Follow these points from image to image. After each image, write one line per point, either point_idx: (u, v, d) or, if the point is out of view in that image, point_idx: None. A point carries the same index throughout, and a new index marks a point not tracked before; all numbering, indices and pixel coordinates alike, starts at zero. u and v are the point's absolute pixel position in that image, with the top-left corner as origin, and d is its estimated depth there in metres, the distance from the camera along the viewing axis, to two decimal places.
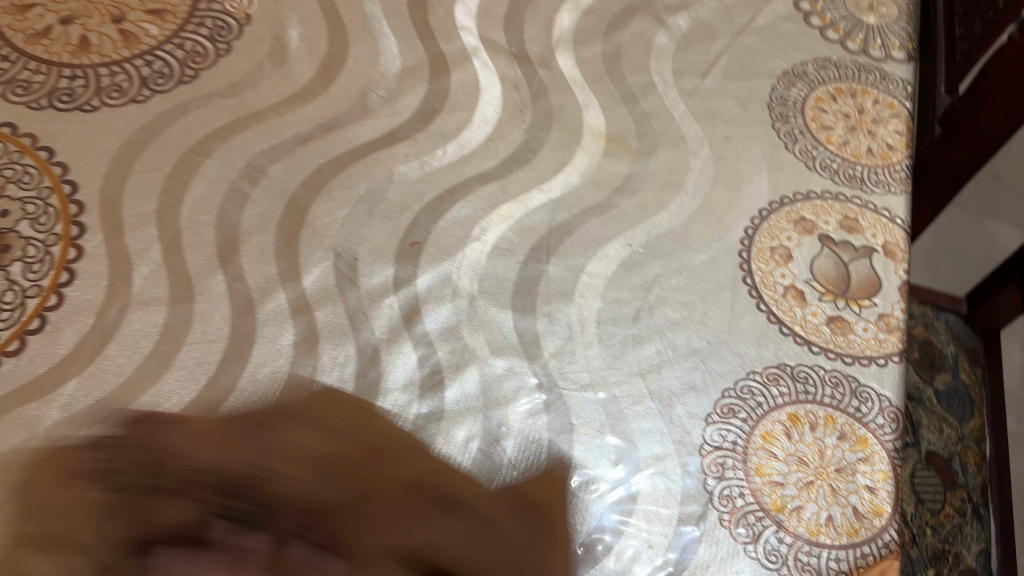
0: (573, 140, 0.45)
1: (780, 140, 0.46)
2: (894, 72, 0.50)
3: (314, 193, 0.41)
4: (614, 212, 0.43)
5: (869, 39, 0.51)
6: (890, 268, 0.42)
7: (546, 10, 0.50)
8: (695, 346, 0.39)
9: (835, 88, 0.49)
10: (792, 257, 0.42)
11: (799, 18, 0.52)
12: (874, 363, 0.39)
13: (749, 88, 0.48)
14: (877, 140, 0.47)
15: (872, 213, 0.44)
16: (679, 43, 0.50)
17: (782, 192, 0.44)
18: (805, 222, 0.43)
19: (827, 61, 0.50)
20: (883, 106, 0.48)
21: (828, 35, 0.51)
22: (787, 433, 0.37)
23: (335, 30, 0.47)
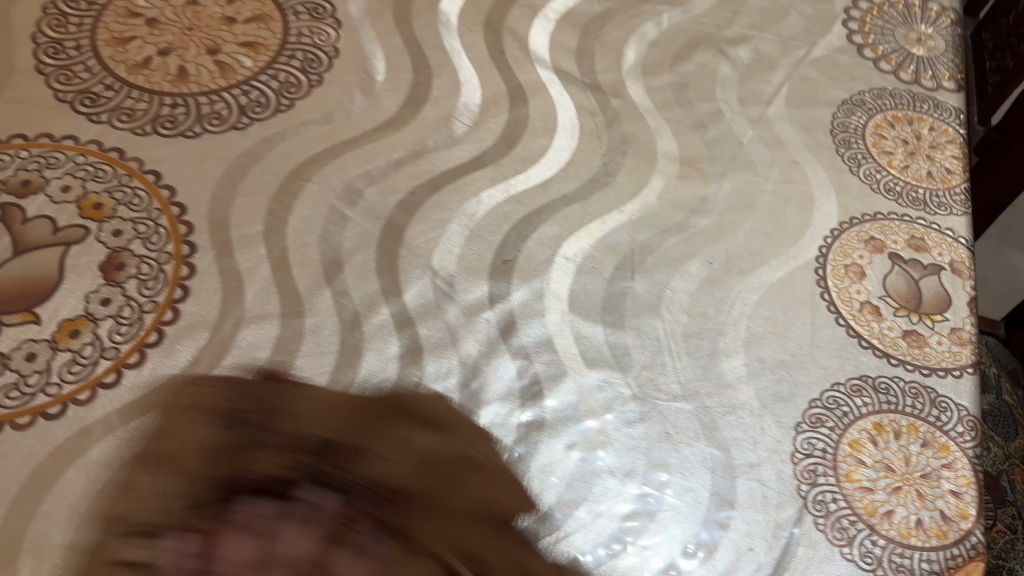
0: (649, 165, 0.47)
1: (845, 164, 0.49)
2: (946, 101, 0.53)
3: (410, 215, 0.43)
4: (692, 231, 0.45)
5: (920, 70, 0.54)
6: (958, 285, 0.44)
7: (614, 42, 0.52)
8: (780, 358, 0.41)
9: (893, 115, 0.51)
10: (865, 274, 0.44)
11: (853, 51, 0.54)
12: (950, 375, 0.41)
13: (811, 115, 0.51)
14: (936, 164, 0.49)
15: (937, 233, 0.46)
16: (742, 74, 0.52)
17: (851, 212, 0.46)
18: (875, 241, 0.45)
19: (883, 90, 0.53)
20: (938, 133, 0.51)
21: (881, 66, 0.54)
22: (874, 441, 0.39)
23: (418, 61, 0.49)
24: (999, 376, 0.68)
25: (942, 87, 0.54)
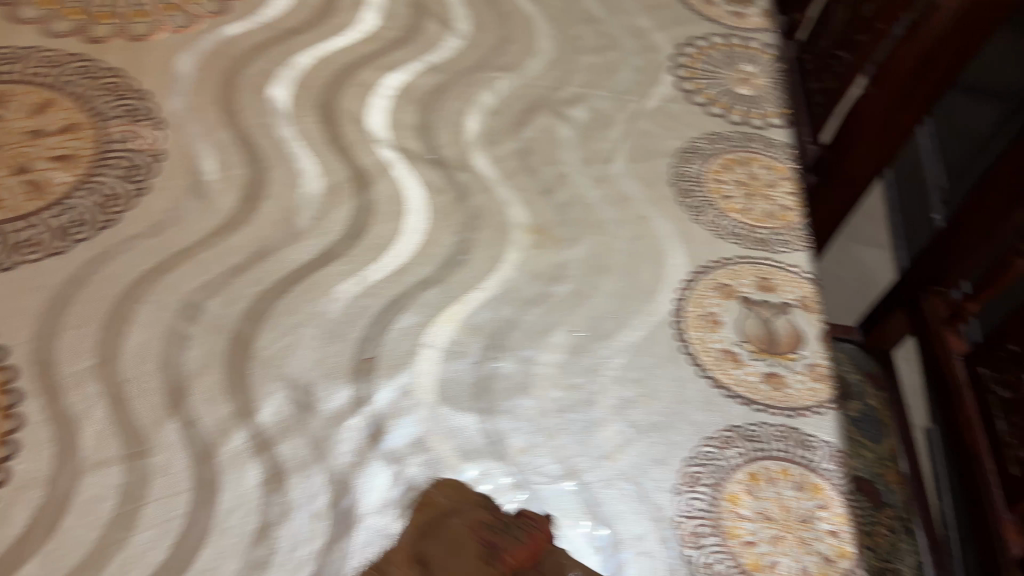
0: (502, 238, 0.47)
1: (688, 215, 0.50)
2: (776, 138, 0.55)
3: (257, 323, 0.41)
4: (551, 301, 0.45)
5: (748, 110, 0.57)
6: (809, 321, 0.46)
7: (453, 114, 0.52)
8: (653, 421, 0.41)
9: (728, 159, 0.53)
10: (720, 322, 0.45)
11: (682, 98, 0.57)
12: (812, 413, 0.42)
13: (651, 169, 0.52)
14: (774, 203, 0.52)
15: (783, 271, 0.48)
16: (581, 134, 0.53)
17: (700, 261, 0.48)
18: (725, 287, 0.47)
19: (717, 135, 0.55)
20: (773, 171, 0.53)
21: (711, 110, 0.56)
22: (749, 492, 0.40)
23: (252, 156, 0.47)
24: (862, 379, 0.72)
25: (772, 123, 0.56)
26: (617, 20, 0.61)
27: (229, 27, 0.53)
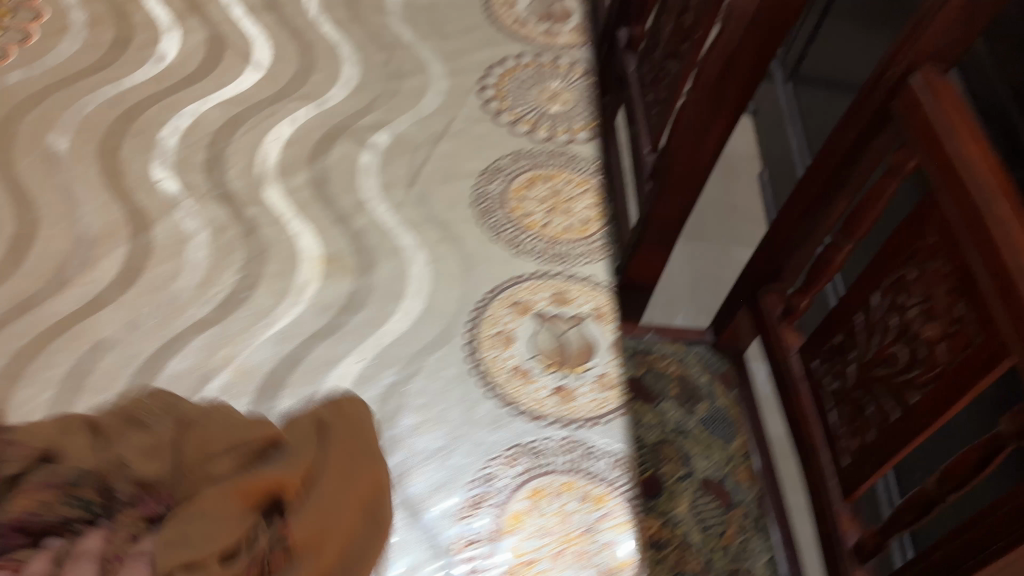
0: (290, 270, 0.46)
1: (488, 233, 0.50)
2: (581, 153, 0.56)
3: (13, 380, 0.39)
4: (341, 331, 0.43)
5: (554, 126, 0.57)
6: (601, 330, 0.46)
7: (245, 147, 0.51)
8: (436, 445, 0.40)
9: (530, 176, 0.54)
10: (512, 339, 0.45)
11: (489, 118, 0.57)
12: (599, 423, 0.43)
13: (454, 189, 0.52)
14: (574, 216, 0.52)
15: (578, 284, 0.48)
16: (383, 158, 0.52)
17: (496, 280, 0.48)
18: (520, 303, 0.47)
19: (521, 152, 0.55)
20: (576, 185, 0.54)
21: (518, 129, 0.56)
22: (533, 509, 0.39)
23: (23, 206, 0.46)
24: (710, 380, 0.73)
25: (577, 139, 0.57)
26: (426, 45, 0.61)
27: (11, 74, 0.53)
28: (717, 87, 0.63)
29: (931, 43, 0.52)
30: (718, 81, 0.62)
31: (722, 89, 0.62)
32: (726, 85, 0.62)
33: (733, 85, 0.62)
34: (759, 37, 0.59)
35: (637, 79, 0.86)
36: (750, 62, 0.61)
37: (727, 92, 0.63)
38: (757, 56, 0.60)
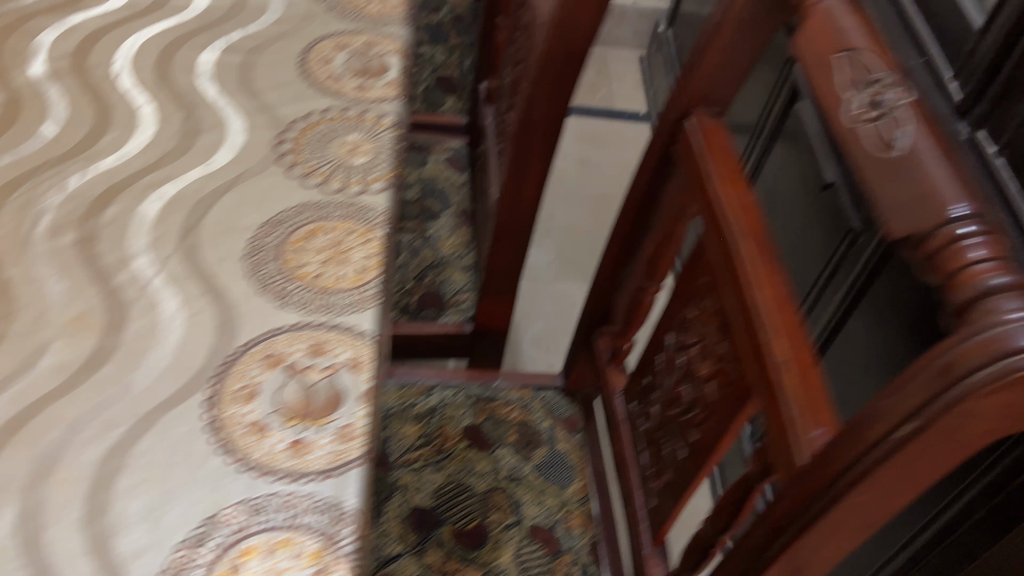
0: (37, 330, 0.46)
1: (254, 286, 0.50)
2: (371, 204, 0.56)
3: None
4: (75, 391, 0.44)
5: (348, 177, 0.57)
6: (354, 381, 0.46)
7: (20, 206, 0.52)
8: (151, 505, 0.40)
9: (312, 228, 0.53)
10: (256, 394, 0.45)
11: (281, 170, 0.57)
12: (331, 476, 0.42)
13: (228, 244, 0.52)
14: (349, 266, 0.51)
15: (338, 334, 0.48)
16: (160, 214, 0.53)
17: (251, 334, 0.47)
18: (273, 355, 0.46)
19: (306, 204, 0.55)
20: (358, 236, 0.53)
21: (309, 181, 0.56)
22: (242, 566, 0.39)
23: None
24: (552, 425, 0.73)
25: (368, 190, 0.57)
26: (233, 98, 0.62)
27: None
28: (525, 136, 0.64)
29: (699, 88, 0.54)
30: (524, 128, 0.63)
31: (528, 139, 0.64)
32: (532, 133, 0.63)
33: (536, 137, 0.64)
34: (551, 87, 0.60)
35: (492, 131, 0.87)
36: (551, 110, 0.62)
37: (534, 141, 0.64)
38: (557, 97, 0.61)
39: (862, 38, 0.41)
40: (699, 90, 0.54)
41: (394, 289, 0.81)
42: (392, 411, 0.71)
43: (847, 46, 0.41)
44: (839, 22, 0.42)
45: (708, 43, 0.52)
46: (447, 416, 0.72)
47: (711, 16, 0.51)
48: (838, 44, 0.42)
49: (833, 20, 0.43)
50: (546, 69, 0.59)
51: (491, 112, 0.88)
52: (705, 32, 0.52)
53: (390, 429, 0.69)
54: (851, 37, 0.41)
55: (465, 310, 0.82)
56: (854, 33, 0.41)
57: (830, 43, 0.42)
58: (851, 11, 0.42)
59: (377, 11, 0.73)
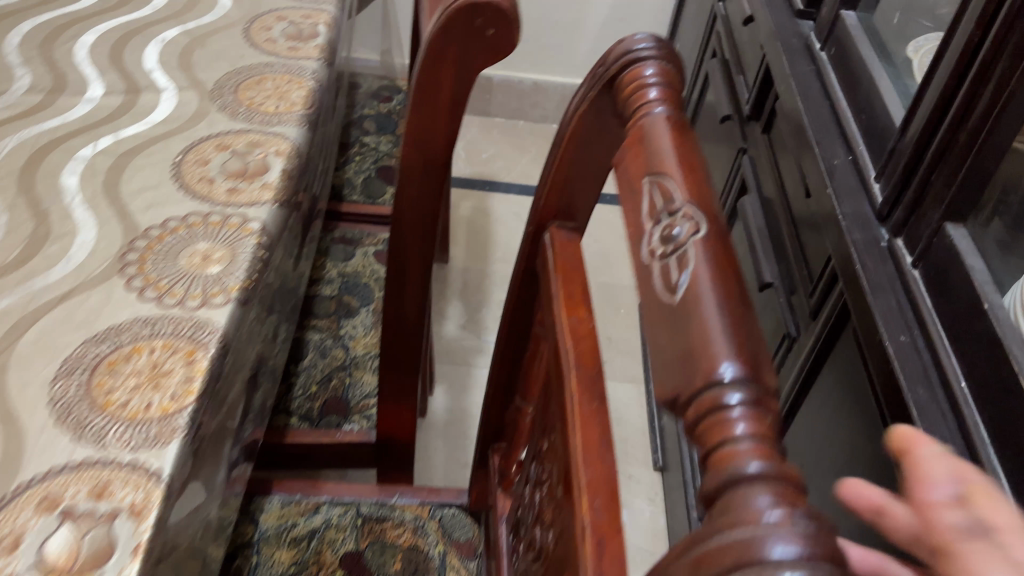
0: None
1: (52, 415, 0.46)
2: (202, 318, 0.52)
3: None
4: None
5: (191, 290, 0.54)
6: (131, 530, 0.41)
7: None
8: None
9: (134, 348, 0.50)
10: (19, 545, 0.41)
11: (120, 283, 0.54)
12: None
13: (39, 364, 0.48)
14: (161, 393, 0.48)
15: (127, 473, 0.43)
16: None
17: (32, 471, 0.43)
18: (50, 498, 0.42)
19: (135, 320, 0.51)
20: (181, 357, 0.50)
21: (146, 294, 0.53)
22: None
23: None
24: (444, 552, 0.67)
25: (207, 305, 0.53)
26: (94, 203, 0.59)
27: None
28: (396, 243, 0.60)
29: (559, 198, 0.51)
30: (394, 237, 0.60)
31: (400, 246, 0.60)
32: (403, 241, 0.60)
33: (409, 243, 0.60)
34: (416, 191, 0.56)
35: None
36: (419, 216, 0.58)
37: (406, 247, 0.60)
38: (424, 206, 0.57)
39: (680, 154, 0.38)
40: (558, 199, 0.51)
41: (295, 396, 0.77)
42: (266, 534, 0.66)
43: (655, 164, 0.38)
44: (657, 135, 0.39)
45: (561, 152, 0.49)
46: (328, 539, 0.66)
47: (563, 123, 0.48)
48: (648, 162, 0.38)
49: (651, 134, 0.39)
50: (407, 174, 0.56)
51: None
52: (559, 140, 0.49)
53: (261, 555, 0.64)
54: (665, 154, 0.38)
55: (371, 417, 0.77)
56: (667, 149, 0.38)
57: (641, 161, 0.39)
58: (671, 128, 0.39)
59: (273, 110, 0.71)
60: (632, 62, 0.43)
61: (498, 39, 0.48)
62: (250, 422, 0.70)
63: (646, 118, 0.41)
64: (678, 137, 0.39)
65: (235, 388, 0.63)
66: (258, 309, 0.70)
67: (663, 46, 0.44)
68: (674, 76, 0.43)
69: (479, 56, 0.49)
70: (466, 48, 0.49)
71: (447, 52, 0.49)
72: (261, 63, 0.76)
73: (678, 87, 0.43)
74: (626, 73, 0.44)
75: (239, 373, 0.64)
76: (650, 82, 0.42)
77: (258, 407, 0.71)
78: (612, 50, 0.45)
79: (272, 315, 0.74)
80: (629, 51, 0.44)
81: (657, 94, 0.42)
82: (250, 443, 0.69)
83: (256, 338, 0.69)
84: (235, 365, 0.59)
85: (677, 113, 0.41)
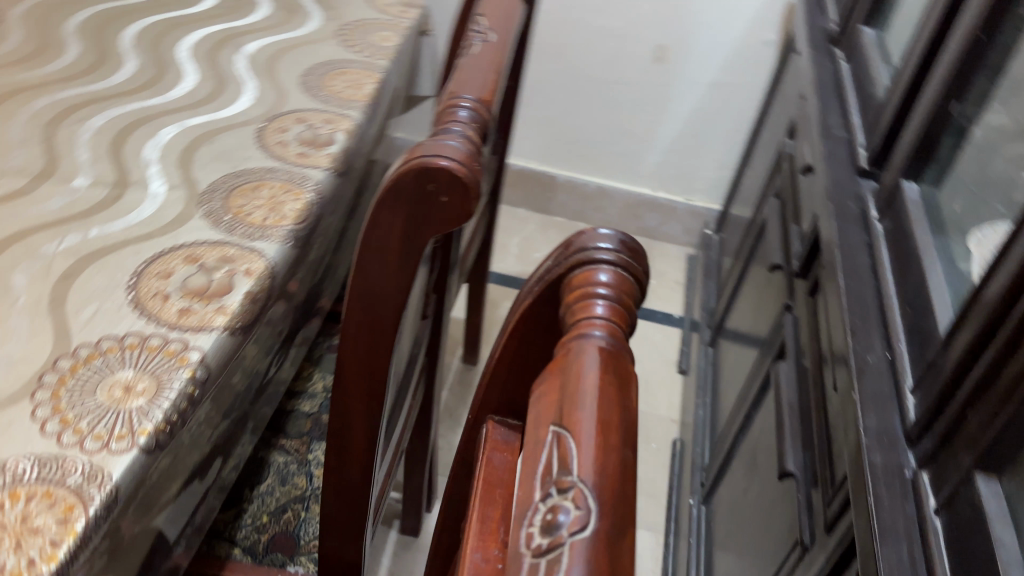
0: None
1: None
2: (94, 464, 0.47)
3: None
4: None
5: (95, 428, 0.49)
6: None
7: None
8: None
9: (10, 493, 0.44)
10: None
11: (25, 409, 0.49)
12: None
13: None
14: (19, 554, 0.42)
15: None
16: None
17: None
18: None
19: (24, 458, 0.46)
20: (56, 512, 0.44)
21: (48, 427, 0.48)
22: None
23: None
24: None
25: (108, 450, 0.48)
26: (35, 308, 0.55)
27: None
28: (338, 393, 0.54)
29: (503, 389, 0.45)
30: (337, 386, 0.54)
31: (342, 395, 0.54)
32: (347, 392, 0.54)
33: (352, 395, 0.54)
34: (363, 339, 0.50)
35: (410, 361, 0.77)
36: (365, 368, 0.52)
37: (350, 397, 0.54)
38: (370, 361, 0.52)
39: (601, 405, 0.30)
40: (500, 389, 0.44)
41: (243, 523, 0.70)
42: None
43: (564, 415, 0.30)
44: (581, 369, 0.31)
45: (507, 339, 0.41)
46: None
47: (511, 309, 0.42)
48: (560, 406, 0.31)
49: (575, 365, 0.32)
50: (353, 324, 0.50)
51: (419, 330, 0.79)
52: (506, 325, 0.42)
53: None
54: (581, 401, 0.30)
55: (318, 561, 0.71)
56: (586, 394, 0.30)
57: (554, 399, 0.31)
58: (602, 362, 0.32)
59: (260, 222, 0.67)
60: (585, 261, 0.36)
61: (451, 207, 0.43)
62: (181, 541, 0.63)
63: (579, 340, 0.33)
64: (608, 377, 0.31)
65: (155, 518, 0.56)
66: (213, 410, 0.60)
67: (627, 248, 0.36)
68: (632, 288, 0.35)
69: (432, 221, 0.44)
70: (417, 212, 0.43)
71: (397, 209, 0.44)
72: (262, 168, 0.73)
73: (635, 301, 0.35)
74: (576, 273, 0.36)
75: (168, 492, 0.56)
76: (597, 292, 0.35)
77: (195, 525, 0.64)
78: (570, 238, 0.38)
79: (228, 419, 0.65)
80: (586, 247, 0.36)
81: (603, 309, 0.34)
82: (175, 566, 0.62)
83: (204, 439, 0.60)
84: (146, 502, 0.53)
85: (621, 340, 0.33)
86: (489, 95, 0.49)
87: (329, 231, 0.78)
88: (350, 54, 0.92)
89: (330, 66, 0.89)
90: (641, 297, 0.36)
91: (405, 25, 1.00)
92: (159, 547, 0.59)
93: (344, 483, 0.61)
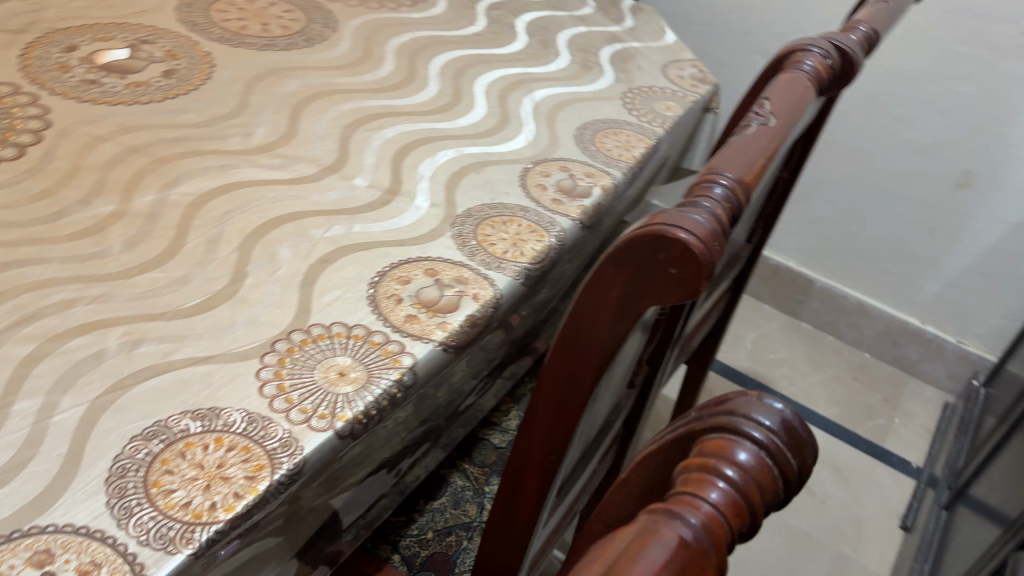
0: None
1: (106, 473, 0.45)
2: (293, 434, 0.50)
3: None
4: None
5: (304, 402, 0.52)
6: None
7: (21, 302, 0.54)
8: None
9: (216, 439, 0.49)
10: None
11: (253, 367, 0.53)
12: None
13: (139, 413, 0.49)
14: (206, 496, 0.46)
15: (118, 563, 0.42)
16: (119, 358, 0.52)
17: (50, 518, 0.42)
18: (42, 554, 0.41)
19: (237, 410, 0.51)
20: (247, 467, 0.48)
21: (265, 389, 0.52)
22: None
23: None
24: None
25: (308, 424, 0.51)
26: (286, 281, 0.60)
27: None
28: (524, 426, 0.55)
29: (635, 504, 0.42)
30: (525, 418, 0.54)
31: (527, 428, 0.55)
32: (533, 427, 0.54)
33: (536, 430, 0.54)
34: (562, 381, 0.50)
35: (606, 424, 0.75)
36: (555, 410, 0.52)
37: (535, 431, 0.54)
38: (562, 404, 0.52)
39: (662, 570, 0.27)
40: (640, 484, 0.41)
41: (409, 533, 0.72)
42: None
43: (614, 562, 0.27)
44: (648, 546, 0.28)
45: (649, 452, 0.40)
46: None
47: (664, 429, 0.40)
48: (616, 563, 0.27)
49: (641, 546, 0.28)
50: (554, 365, 0.50)
51: (623, 395, 0.77)
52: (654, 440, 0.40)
53: None
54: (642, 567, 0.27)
55: None
56: (654, 550, 0.27)
57: (619, 540, 0.29)
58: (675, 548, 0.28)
59: (500, 253, 0.69)
60: (733, 427, 0.34)
61: (679, 281, 0.41)
62: (350, 530, 0.65)
63: (680, 505, 0.30)
64: (672, 567, 0.27)
65: (336, 497, 0.59)
66: (412, 417, 0.62)
67: (784, 434, 0.34)
68: (762, 488, 0.32)
69: (655, 290, 0.43)
70: (643, 276, 0.42)
71: (622, 270, 0.43)
72: (517, 205, 0.75)
73: (759, 501, 0.32)
74: (719, 434, 0.34)
75: (352, 478, 0.59)
76: (722, 475, 0.31)
77: (366, 519, 0.66)
78: (731, 398, 0.36)
79: (425, 426, 0.67)
80: (740, 413, 0.35)
81: (714, 499, 0.30)
82: (338, 551, 0.65)
83: (397, 439, 0.62)
84: (331, 481, 0.56)
85: (723, 528, 0.30)
86: (751, 178, 0.46)
87: (563, 276, 0.79)
88: (629, 115, 0.93)
89: (608, 124, 0.91)
90: (770, 502, 0.33)
91: (691, 98, 1.00)
92: (331, 527, 0.62)
93: (511, 511, 0.61)
